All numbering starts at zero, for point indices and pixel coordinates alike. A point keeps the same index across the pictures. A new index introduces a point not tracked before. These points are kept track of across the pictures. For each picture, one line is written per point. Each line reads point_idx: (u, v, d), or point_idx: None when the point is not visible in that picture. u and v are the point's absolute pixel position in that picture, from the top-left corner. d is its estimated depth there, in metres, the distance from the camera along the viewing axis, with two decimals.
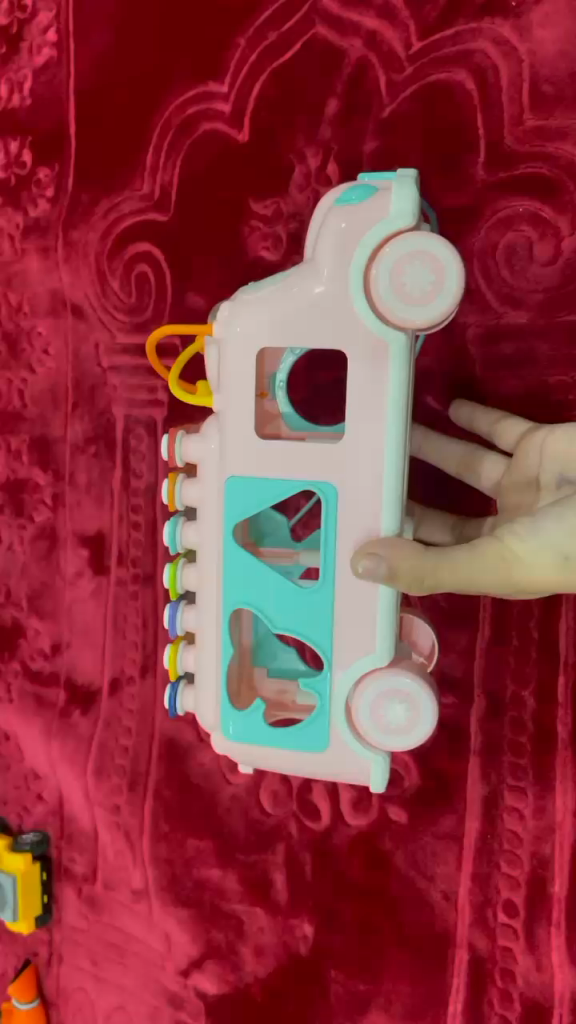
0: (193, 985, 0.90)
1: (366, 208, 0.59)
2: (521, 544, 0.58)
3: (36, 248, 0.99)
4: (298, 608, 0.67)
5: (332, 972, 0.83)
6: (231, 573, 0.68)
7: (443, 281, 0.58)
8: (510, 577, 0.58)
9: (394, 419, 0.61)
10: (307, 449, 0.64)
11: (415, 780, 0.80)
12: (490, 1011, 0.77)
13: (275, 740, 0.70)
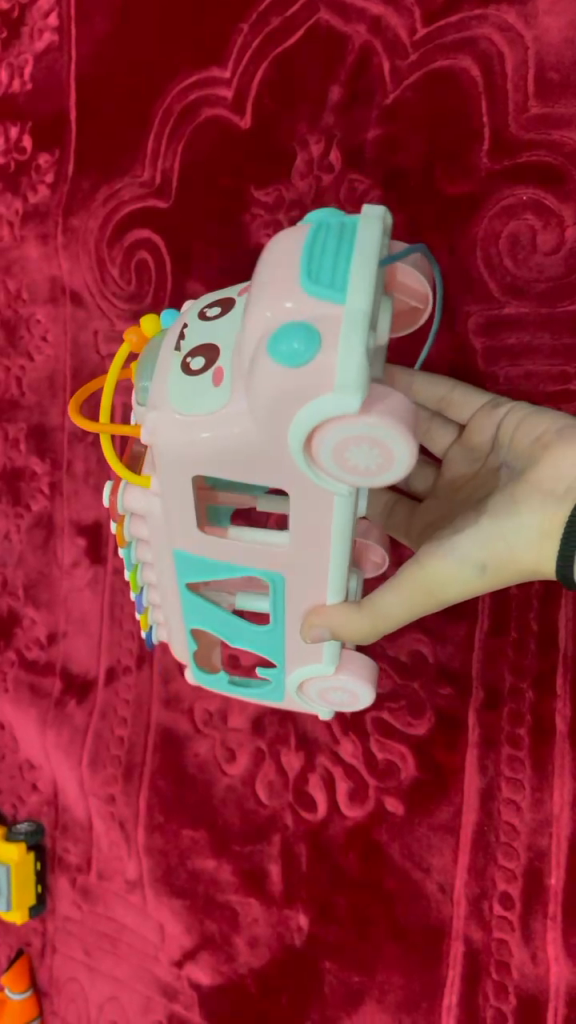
0: (186, 976, 0.89)
1: (303, 374, 0.47)
2: (439, 561, 0.53)
3: (35, 235, 0.99)
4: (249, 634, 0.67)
5: (327, 963, 0.81)
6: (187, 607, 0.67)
7: (389, 464, 0.50)
8: (431, 594, 0.55)
9: (341, 540, 0.57)
10: (250, 546, 0.60)
11: (412, 772, 0.80)
12: (485, 1003, 0.74)
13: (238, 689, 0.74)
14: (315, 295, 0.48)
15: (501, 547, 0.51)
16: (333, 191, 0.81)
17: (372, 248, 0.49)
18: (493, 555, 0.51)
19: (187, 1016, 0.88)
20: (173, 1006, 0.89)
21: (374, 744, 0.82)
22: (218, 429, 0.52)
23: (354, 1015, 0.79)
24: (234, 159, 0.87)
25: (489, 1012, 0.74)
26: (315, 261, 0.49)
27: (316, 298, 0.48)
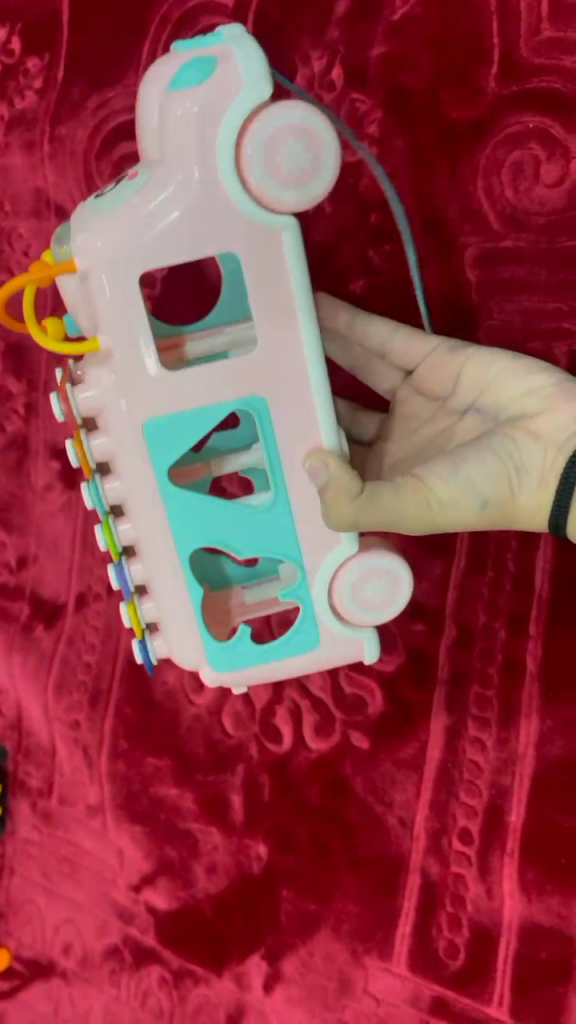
0: (144, 900, 0.89)
1: (207, 88, 0.51)
2: (440, 485, 0.57)
3: (22, 145, 0.94)
4: (251, 525, 0.63)
5: (284, 891, 0.82)
6: (183, 513, 0.62)
7: (398, 592, 0.65)
8: (428, 515, 0.58)
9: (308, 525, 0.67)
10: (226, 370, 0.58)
11: (380, 707, 0.80)
12: (438, 934, 0.75)
13: (266, 655, 0.68)
14: (211, 43, 0.53)
15: (507, 485, 0.58)
16: (334, 112, 0.76)
17: (238, 42, 0.52)
18: (494, 492, 0.57)
19: (143, 940, 0.89)
20: (129, 930, 0.90)
21: (343, 676, 0.81)
22: (158, 187, 0.53)
23: (308, 943, 0.80)
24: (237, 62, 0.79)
25: (441, 944, 0.75)
26: (195, 65, 0.53)
27: (212, 46, 0.53)
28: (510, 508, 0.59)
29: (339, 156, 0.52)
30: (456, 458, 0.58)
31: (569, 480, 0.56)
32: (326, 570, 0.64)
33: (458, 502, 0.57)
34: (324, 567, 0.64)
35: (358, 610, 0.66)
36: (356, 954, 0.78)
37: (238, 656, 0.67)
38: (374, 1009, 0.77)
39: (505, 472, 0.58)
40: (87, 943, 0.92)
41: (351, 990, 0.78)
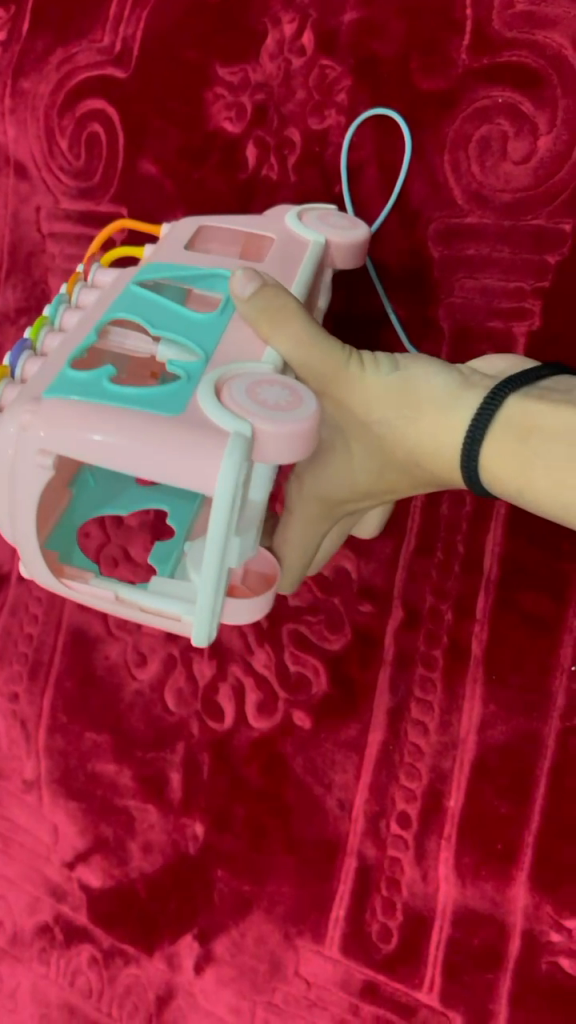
0: (77, 877, 0.84)
1: None
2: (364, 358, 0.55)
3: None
4: (189, 321, 0.57)
5: (219, 871, 0.79)
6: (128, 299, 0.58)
7: (298, 401, 0.50)
8: (342, 377, 0.54)
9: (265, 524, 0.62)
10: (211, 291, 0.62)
11: (323, 686, 0.78)
12: (372, 918, 0.75)
13: (124, 399, 0.51)
14: None
15: (423, 374, 0.53)
16: (302, 77, 0.76)
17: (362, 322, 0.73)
18: (411, 374, 0.54)
19: (74, 918, 0.83)
20: (61, 907, 0.84)
21: (288, 655, 0.80)
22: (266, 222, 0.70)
23: (240, 925, 0.78)
24: (208, 26, 0.79)
25: (374, 928, 0.74)
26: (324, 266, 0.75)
27: None
28: (424, 424, 0.53)
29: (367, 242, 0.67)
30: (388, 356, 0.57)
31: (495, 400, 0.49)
32: (208, 382, 0.51)
33: (376, 377, 0.54)
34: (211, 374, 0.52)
35: (253, 409, 0.49)
36: (289, 936, 0.76)
37: (80, 389, 0.52)
38: (305, 993, 0.75)
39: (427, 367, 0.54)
40: (18, 919, 0.85)
41: (281, 973, 0.76)
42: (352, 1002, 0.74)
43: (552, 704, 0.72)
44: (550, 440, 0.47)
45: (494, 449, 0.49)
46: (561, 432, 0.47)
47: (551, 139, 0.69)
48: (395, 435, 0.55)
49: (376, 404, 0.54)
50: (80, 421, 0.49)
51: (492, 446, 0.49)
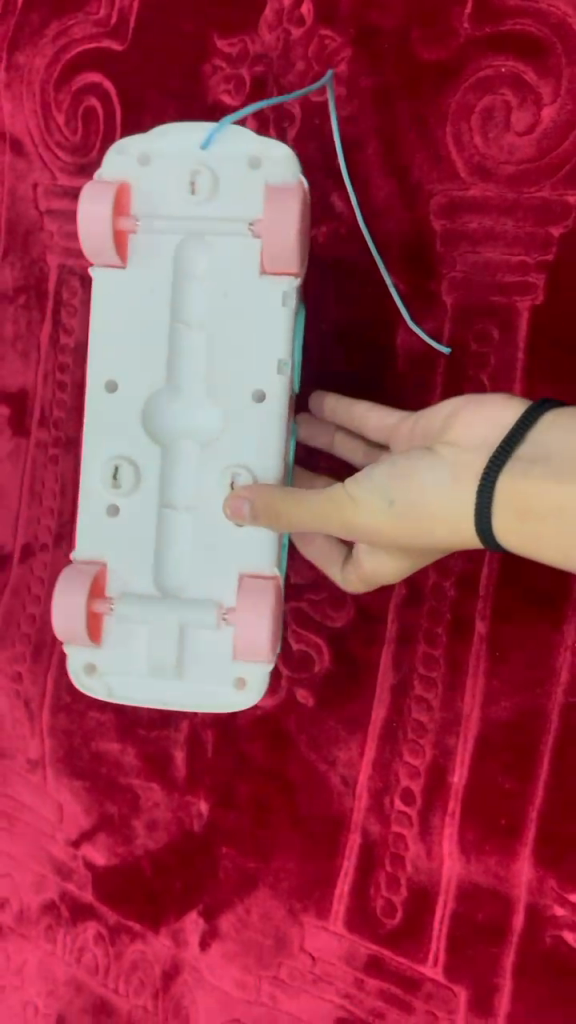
0: (82, 856, 0.82)
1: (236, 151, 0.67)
2: (357, 487, 0.57)
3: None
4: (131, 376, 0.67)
5: (224, 848, 0.79)
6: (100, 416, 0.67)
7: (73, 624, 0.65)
8: (350, 518, 0.58)
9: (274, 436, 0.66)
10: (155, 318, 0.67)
11: (328, 663, 0.77)
12: (376, 893, 0.75)
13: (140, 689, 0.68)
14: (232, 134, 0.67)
15: (411, 481, 0.55)
16: (302, 47, 0.75)
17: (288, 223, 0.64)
18: (399, 487, 0.55)
19: (80, 897, 0.82)
20: (67, 885, 0.83)
21: (292, 633, 0.78)
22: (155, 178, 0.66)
23: (245, 900, 0.78)
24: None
25: (379, 903, 0.75)
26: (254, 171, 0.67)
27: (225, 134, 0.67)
28: (434, 527, 0.55)
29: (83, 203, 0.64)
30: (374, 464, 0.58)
31: (487, 485, 0.52)
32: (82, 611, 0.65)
33: (374, 509, 0.56)
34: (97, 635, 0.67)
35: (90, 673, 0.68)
36: (293, 911, 0.77)
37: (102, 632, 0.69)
38: (309, 968, 0.77)
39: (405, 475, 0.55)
40: (23, 897, 0.84)
41: (286, 948, 0.77)
42: (357, 974, 0.75)
43: (556, 680, 0.73)
44: (546, 513, 0.50)
45: (503, 527, 0.52)
46: (548, 506, 0.50)
47: (555, 109, 0.69)
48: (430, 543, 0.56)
49: (383, 526, 0.57)
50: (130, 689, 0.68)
51: (498, 508, 0.52)
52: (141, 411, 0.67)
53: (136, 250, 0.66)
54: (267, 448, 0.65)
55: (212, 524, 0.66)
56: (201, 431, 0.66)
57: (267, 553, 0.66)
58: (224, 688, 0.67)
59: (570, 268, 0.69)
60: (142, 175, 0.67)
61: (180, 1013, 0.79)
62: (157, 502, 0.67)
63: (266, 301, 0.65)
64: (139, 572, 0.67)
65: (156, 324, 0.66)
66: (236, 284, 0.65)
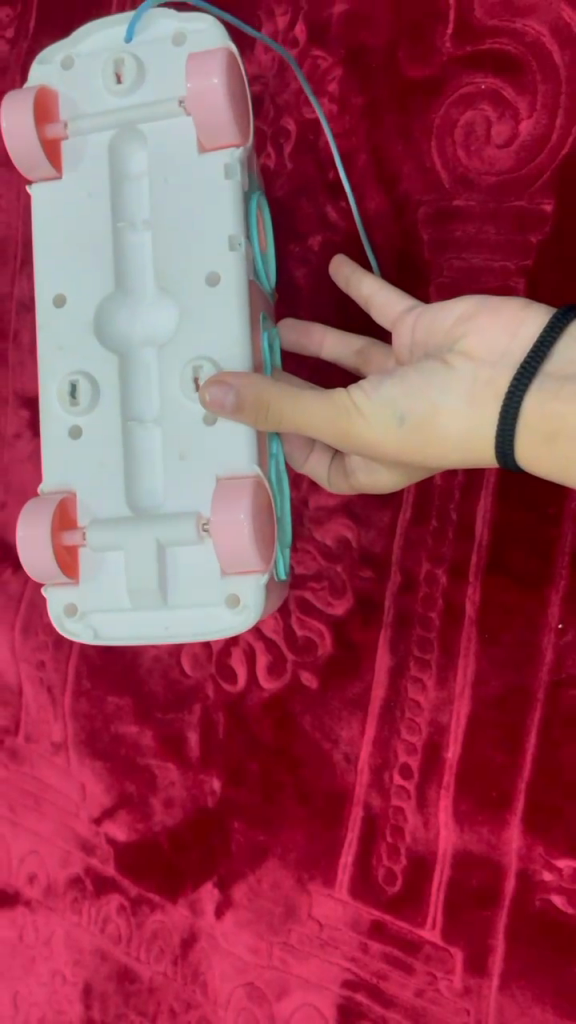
0: (104, 832, 0.88)
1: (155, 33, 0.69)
2: (364, 402, 0.62)
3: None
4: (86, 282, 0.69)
5: (236, 822, 0.84)
6: (57, 325, 0.70)
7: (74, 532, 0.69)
8: (355, 432, 0.62)
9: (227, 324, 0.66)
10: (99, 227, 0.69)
11: (329, 647, 0.82)
12: (378, 863, 0.80)
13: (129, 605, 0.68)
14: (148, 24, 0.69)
15: (428, 402, 0.60)
16: (296, 68, 0.78)
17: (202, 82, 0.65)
18: (409, 406, 0.60)
19: (103, 870, 0.88)
20: (91, 860, 0.88)
21: (295, 619, 0.83)
22: (86, 82, 0.70)
23: (256, 871, 0.84)
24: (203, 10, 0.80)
25: (380, 872, 0.80)
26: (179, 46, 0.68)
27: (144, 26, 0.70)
28: (450, 444, 0.60)
29: (7, 110, 0.68)
30: (382, 376, 0.63)
31: (513, 404, 0.57)
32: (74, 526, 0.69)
33: (384, 423, 0.61)
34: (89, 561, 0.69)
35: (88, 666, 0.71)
36: (301, 881, 0.83)
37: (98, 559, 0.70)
38: (317, 933, 0.82)
39: (420, 397, 0.60)
40: (51, 872, 0.89)
41: (296, 915, 0.82)
42: (362, 939, 0.80)
43: (542, 657, 0.77)
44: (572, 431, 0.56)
45: (528, 445, 0.58)
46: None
47: (532, 122, 0.73)
48: (439, 456, 0.62)
49: (394, 440, 0.62)
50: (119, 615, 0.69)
51: (523, 432, 0.57)
52: (93, 321, 0.69)
53: (67, 152, 0.70)
54: (227, 334, 0.66)
55: (181, 429, 0.67)
56: (163, 330, 0.69)
57: (242, 454, 0.66)
58: (219, 610, 0.67)
59: (551, 270, 0.73)
60: (68, 80, 0.70)
61: (198, 978, 0.84)
62: (121, 414, 0.69)
63: (210, 177, 0.67)
64: (109, 488, 0.69)
65: (103, 229, 0.69)
66: (178, 167, 0.67)
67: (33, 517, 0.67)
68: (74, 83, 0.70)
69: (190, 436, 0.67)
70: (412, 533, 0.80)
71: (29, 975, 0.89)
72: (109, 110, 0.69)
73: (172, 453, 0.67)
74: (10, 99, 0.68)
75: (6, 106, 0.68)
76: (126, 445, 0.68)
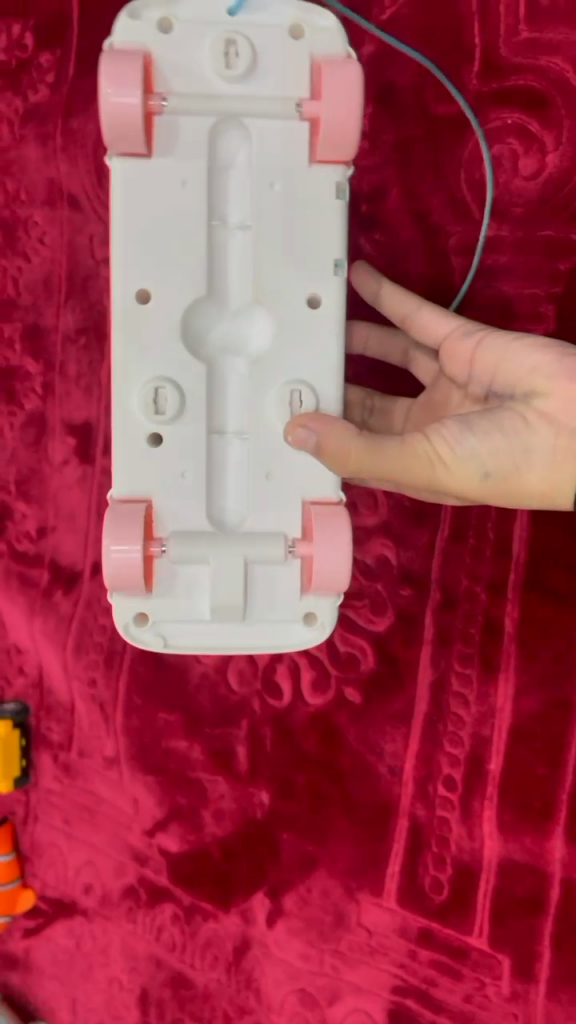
0: (157, 843, 0.89)
1: (267, 17, 0.67)
2: (448, 453, 0.64)
3: (10, 120, 0.85)
4: (176, 284, 0.67)
5: (284, 834, 0.87)
6: (140, 326, 0.67)
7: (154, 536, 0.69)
8: (435, 477, 0.65)
9: (328, 351, 0.69)
10: (192, 228, 0.67)
11: (371, 664, 0.84)
12: (425, 872, 0.84)
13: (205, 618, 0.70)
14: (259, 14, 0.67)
15: (513, 454, 0.65)
16: None
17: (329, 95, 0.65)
18: (493, 461, 0.65)
19: (157, 880, 0.89)
20: (145, 870, 0.89)
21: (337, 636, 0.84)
22: (190, 55, 0.66)
23: (305, 881, 0.87)
24: None
25: (427, 880, 0.84)
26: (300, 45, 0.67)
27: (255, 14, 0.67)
28: (529, 490, 0.66)
29: (109, 78, 0.63)
30: (462, 423, 0.65)
31: None
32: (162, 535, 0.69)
33: (467, 471, 0.65)
34: (164, 572, 0.69)
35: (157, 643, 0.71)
36: (350, 890, 0.86)
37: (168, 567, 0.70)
38: (367, 940, 0.85)
39: (505, 450, 0.65)
40: (105, 881, 0.90)
41: (345, 923, 0.86)
42: (410, 947, 0.85)
43: None
44: None
45: None
46: None
47: (558, 156, 0.77)
48: (511, 497, 0.67)
49: (471, 486, 0.66)
50: (190, 626, 0.70)
51: None
52: (181, 323, 0.68)
53: (162, 129, 0.66)
54: (327, 356, 0.69)
55: (269, 447, 0.70)
56: (253, 343, 0.69)
57: (329, 480, 0.70)
58: (294, 625, 0.71)
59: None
60: (163, 45, 0.66)
61: (252, 985, 0.88)
62: (207, 427, 0.69)
63: (320, 197, 0.68)
64: (188, 503, 0.69)
65: (197, 228, 0.67)
66: (292, 177, 0.67)
67: (125, 522, 0.66)
68: (177, 59, 0.66)
69: (279, 456, 0.70)
70: (452, 548, 0.83)
71: (86, 982, 0.90)
72: (214, 94, 0.66)
73: (259, 471, 0.70)
74: (109, 62, 0.63)
75: (110, 68, 0.64)
76: (210, 460, 0.69)
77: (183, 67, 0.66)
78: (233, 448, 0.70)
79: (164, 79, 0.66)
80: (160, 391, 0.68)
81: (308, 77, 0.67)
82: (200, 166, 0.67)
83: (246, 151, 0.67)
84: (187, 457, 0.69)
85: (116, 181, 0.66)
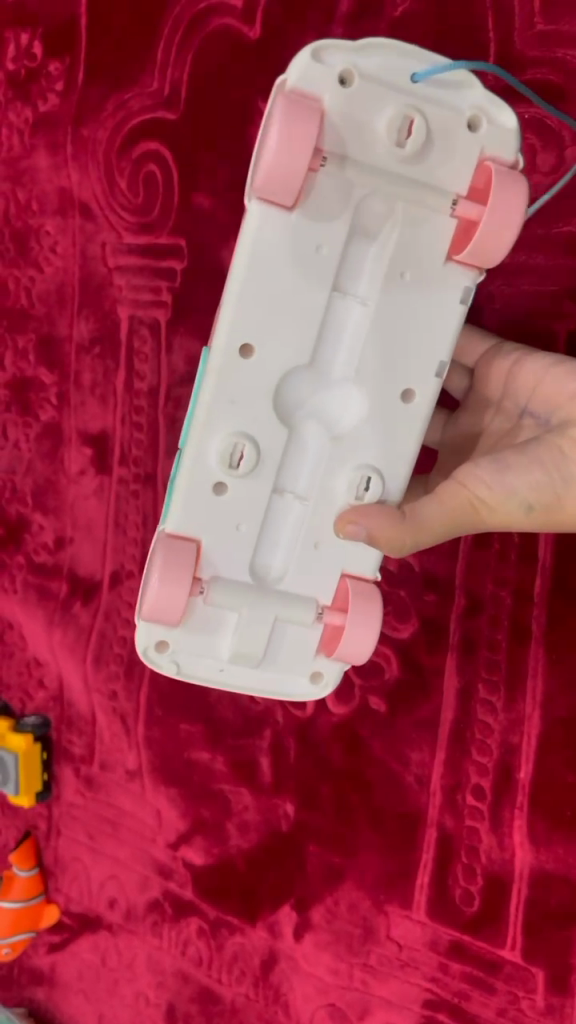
0: (181, 857, 0.89)
1: (455, 94, 0.55)
2: (488, 491, 0.58)
3: (20, 128, 0.87)
4: (262, 358, 0.56)
5: (310, 846, 0.86)
6: (225, 387, 0.57)
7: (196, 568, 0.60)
8: (480, 517, 0.59)
9: (411, 447, 0.60)
10: (294, 296, 0.56)
11: (395, 672, 0.83)
12: (455, 884, 0.81)
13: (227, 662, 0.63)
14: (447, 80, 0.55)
15: (557, 483, 0.57)
16: None
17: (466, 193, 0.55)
18: (539, 495, 0.57)
19: (181, 893, 0.89)
20: (169, 884, 0.90)
21: None
22: (382, 108, 0.53)
23: (333, 894, 0.85)
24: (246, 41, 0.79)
25: (458, 892, 0.81)
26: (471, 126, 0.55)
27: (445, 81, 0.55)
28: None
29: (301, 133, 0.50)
30: (500, 457, 0.59)
31: None
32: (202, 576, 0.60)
33: (513, 506, 0.58)
34: (197, 609, 0.61)
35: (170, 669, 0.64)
36: (379, 903, 0.84)
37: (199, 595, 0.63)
38: (396, 954, 0.83)
39: (549, 478, 0.58)
40: (130, 896, 0.92)
41: (374, 937, 0.84)
42: (441, 960, 0.81)
43: None
44: None
45: None
46: None
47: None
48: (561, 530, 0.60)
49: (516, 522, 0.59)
50: (204, 661, 0.63)
51: None
52: (273, 392, 0.57)
53: (314, 192, 0.54)
54: (401, 454, 0.60)
55: (325, 523, 0.61)
56: (332, 420, 0.60)
57: (371, 557, 0.62)
58: (298, 682, 0.65)
59: None
60: (346, 101, 0.52)
61: (280, 1000, 0.86)
62: (271, 488, 0.60)
63: (440, 292, 0.57)
64: (233, 555, 0.60)
65: (293, 295, 0.56)
66: (414, 258, 0.56)
67: (172, 562, 0.58)
68: (359, 115, 0.53)
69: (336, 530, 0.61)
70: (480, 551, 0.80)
71: (113, 998, 0.92)
72: (395, 172, 0.54)
73: (308, 541, 0.61)
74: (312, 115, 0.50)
75: (283, 115, 0.51)
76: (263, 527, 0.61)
77: (380, 127, 0.53)
78: (292, 518, 0.61)
79: (332, 134, 0.53)
80: (224, 464, 0.58)
81: (474, 166, 0.55)
82: (313, 233, 0.55)
83: (370, 225, 0.56)
84: (245, 519, 0.60)
85: (247, 226, 0.54)
